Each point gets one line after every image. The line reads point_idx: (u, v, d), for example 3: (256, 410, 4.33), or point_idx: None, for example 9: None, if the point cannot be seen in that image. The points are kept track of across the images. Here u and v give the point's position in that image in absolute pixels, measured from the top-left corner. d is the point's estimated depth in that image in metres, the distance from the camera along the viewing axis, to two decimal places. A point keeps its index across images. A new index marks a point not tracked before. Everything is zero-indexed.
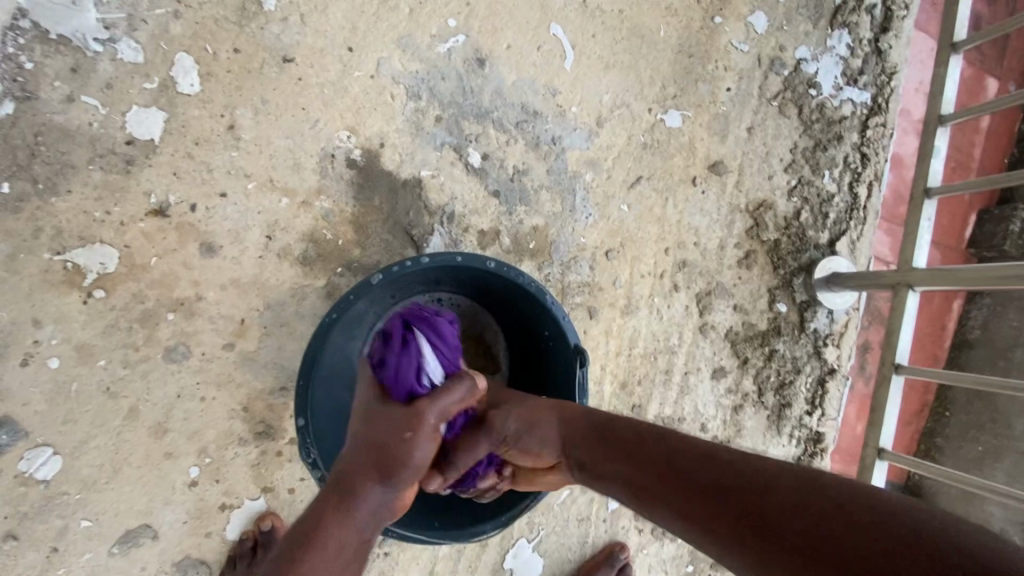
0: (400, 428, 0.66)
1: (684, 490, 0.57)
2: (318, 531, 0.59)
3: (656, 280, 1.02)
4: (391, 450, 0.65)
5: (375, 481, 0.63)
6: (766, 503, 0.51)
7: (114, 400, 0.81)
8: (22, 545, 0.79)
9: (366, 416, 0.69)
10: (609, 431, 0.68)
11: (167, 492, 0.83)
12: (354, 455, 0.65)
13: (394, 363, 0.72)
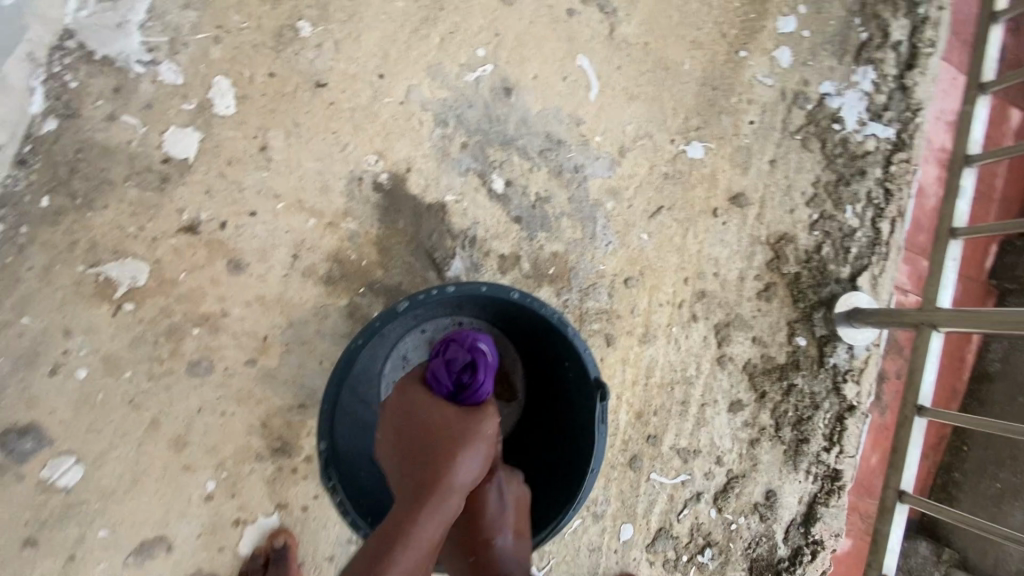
0: (472, 426, 0.69)
1: None
2: (408, 529, 0.58)
3: (674, 309, 1.02)
4: (464, 448, 0.67)
5: (454, 477, 0.64)
6: None
7: (137, 412, 0.82)
8: (40, 552, 0.80)
9: (431, 421, 0.70)
10: None
11: (182, 507, 0.84)
12: (425, 462, 0.66)
13: (476, 368, 0.74)
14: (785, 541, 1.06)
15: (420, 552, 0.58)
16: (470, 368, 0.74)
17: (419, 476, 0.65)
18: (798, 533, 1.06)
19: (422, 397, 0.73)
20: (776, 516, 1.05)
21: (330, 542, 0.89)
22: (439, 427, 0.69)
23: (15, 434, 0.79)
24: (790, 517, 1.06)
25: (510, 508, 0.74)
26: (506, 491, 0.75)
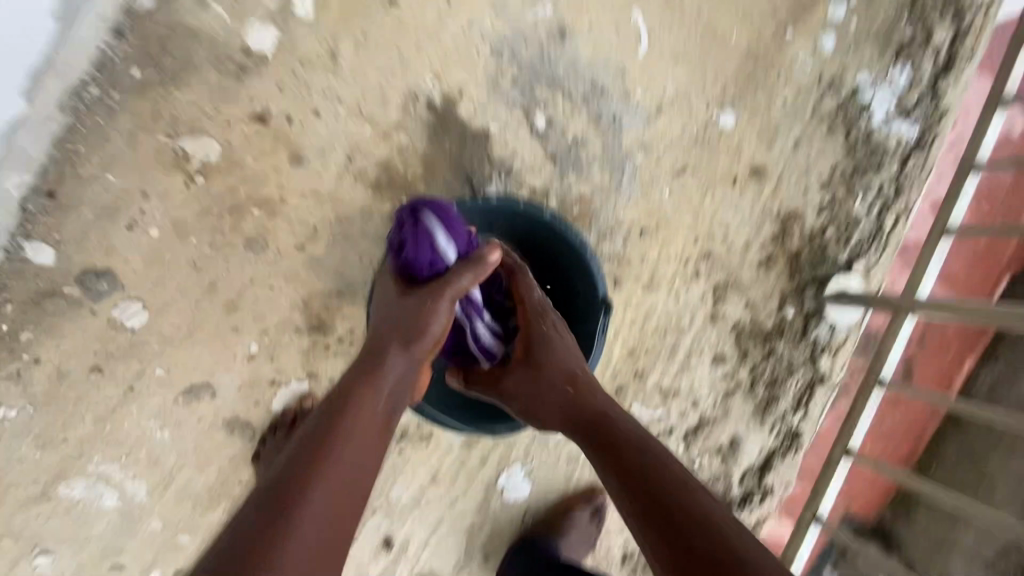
0: (420, 310, 0.71)
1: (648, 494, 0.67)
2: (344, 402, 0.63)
3: (680, 263, 1.11)
4: (399, 337, 0.70)
5: (397, 359, 0.69)
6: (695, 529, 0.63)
7: (198, 274, 0.94)
8: (105, 379, 0.93)
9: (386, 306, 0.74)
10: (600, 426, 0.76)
11: (227, 363, 0.96)
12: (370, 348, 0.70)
13: (413, 243, 0.73)
14: (740, 483, 1.19)
15: (358, 422, 0.62)
16: (411, 245, 0.73)
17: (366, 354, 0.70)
18: (753, 478, 1.19)
19: (388, 286, 0.77)
20: (736, 460, 1.18)
21: None
22: (391, 318, 0.72)
23: (93, 275, 0.91)
24: (748, 464, 1.18)
25: (557, 332, 0.84)
26: (556, 339, 0.84)
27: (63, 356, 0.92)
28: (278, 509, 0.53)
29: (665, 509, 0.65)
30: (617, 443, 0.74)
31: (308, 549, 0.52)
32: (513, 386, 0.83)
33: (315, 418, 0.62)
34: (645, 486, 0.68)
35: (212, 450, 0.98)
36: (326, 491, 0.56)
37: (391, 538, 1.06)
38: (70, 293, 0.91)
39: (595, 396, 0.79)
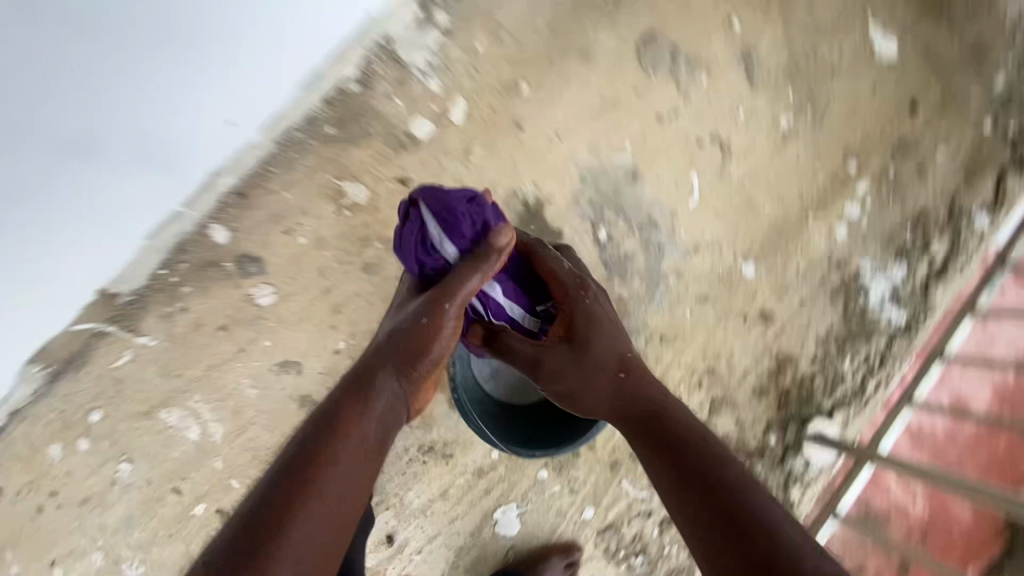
0: (422, 327, 0.82)
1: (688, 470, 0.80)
2: (340, 424, 0.76)
3: (688, 372, 1.34)
4: (398, 358, 0.82)
5: (390, 373, 0.82)
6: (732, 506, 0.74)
7: (321, 278, 1.23)
8: (225, 337, 1.19)
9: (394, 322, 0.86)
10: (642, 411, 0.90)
11: (317, 350, 1.23)
12: (372, 355, 0.83)
13: (406, 237, 0.83)
14: None
15: (350, 442, 0.75)
16: (410, 241, 0.82)
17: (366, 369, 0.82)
18: None
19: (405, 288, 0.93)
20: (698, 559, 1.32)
21: None
22: (392, 327, 0.85)
23: (245, 258, 1.19)
24: None
25: (600, 317, 0.93)
26: (596, 324, 0.93)
27: (202, 311, 1.18)
28: (288, 492, 0.68)
29: (701, 482, 0.78)
30: (674, 428, 0.87)
31: (314, 529, 0.67)
32: (562, 367, 0.92)
33: (321, 415, 0.78)
34: (688, 464, 0.81)
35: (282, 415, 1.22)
36: (328, 492, 0.70)
37: (392, 535, 1.23)
38: (224, 267, 1.18)
39: (645, 387, 0.92)
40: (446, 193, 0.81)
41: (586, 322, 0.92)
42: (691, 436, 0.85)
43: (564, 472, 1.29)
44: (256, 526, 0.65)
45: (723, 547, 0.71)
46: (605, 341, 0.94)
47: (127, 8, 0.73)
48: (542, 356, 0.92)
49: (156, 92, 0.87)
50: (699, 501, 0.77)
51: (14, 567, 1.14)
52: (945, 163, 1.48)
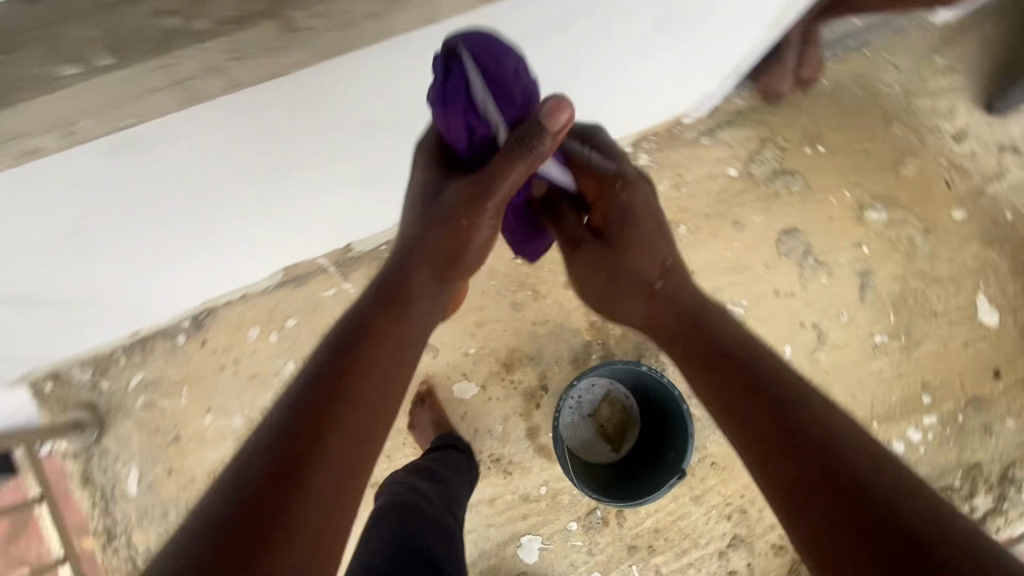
0: (460, 235, 0.89)
1: (734, 394, 0.79)
2: (370, 335, 0.78)
3: (724, 503, 1.54)
4: (428, 267, 0.89)
5: (428, 276, 0.89)
6: (785, 418, 0.72)
7: (480, 298, 1.57)
8: None
9: (419, 237, 0.89)
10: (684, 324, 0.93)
11: (453, 347, 1.57)
12: (400, 269, 0.88)
13: (447, 101, 0.75)
14: None
15: (384, 349, 0.78)
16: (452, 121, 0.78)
17: (390, 285, 0.86)
18: None
19: (419, 177, 0.90)
20: None
21: (482, 424, 1.55)
22: (422, 238, 0.89)
23: None
24: None
25: (634, 204, 0.97)
26: (633, 217, 0.97)
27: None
28: (337, 386, 0.70)
29: (754, 396, 0.77)
30: (711, 338, 0.88)
31: (371, 411, 0.71)
32: (603, 257, 0.98)
33: (347, 329, 0.79)
34: (735, 375, 0.81)
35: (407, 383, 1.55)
36: (373, 384, 0.73)
37: None
38: None
39: (680, 292, 0.97)
40: (487, 46, 0.72)
41: (623, 209, 0.97)
42: (727, 343, 0.86)
43: (590, 533, 1.53)
44: (311, 416, 0.66)
45: (782, 467, 0.68)
46: (642, 248, 0.97)
47: None
48: (588, 243, 0.99)
49: None
50: (731, 414, 0.78)
51: (183, 400, 1.50)
52: (1011, 432, 1.71)
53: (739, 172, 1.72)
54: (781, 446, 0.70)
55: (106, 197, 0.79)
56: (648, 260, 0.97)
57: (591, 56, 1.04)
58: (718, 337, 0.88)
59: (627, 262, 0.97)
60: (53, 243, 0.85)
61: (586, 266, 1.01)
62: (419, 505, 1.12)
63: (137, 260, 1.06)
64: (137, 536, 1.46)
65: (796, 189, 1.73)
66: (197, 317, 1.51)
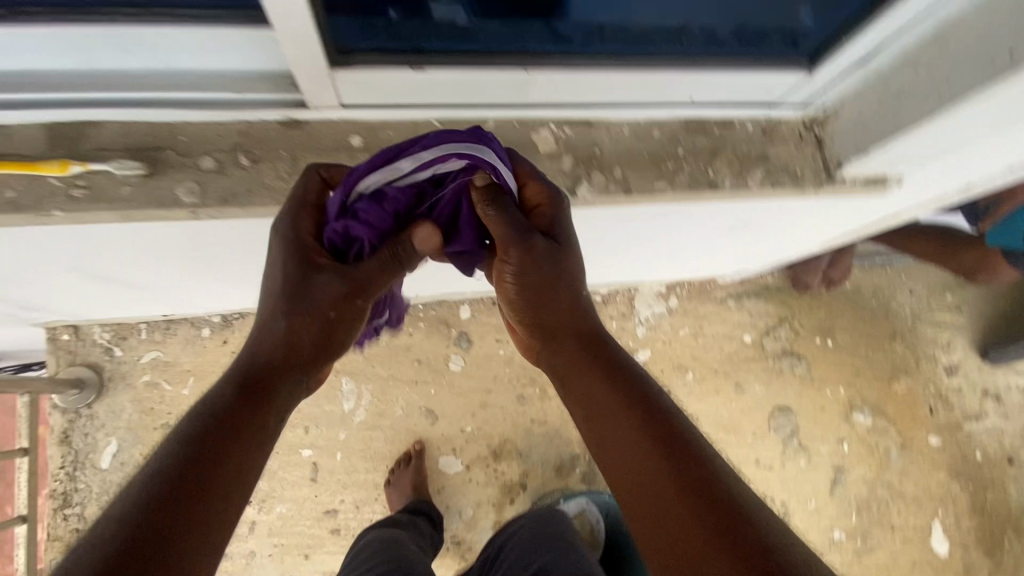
0: (347, 319, 0.74)
1: (649, 482, 0.63)
2: (223, 438, 0.65)
3: None
4: (308, 355, 0.74)
5: (303, 363, 0.74)
6: (710, 510, 0.59)
7: (491, 382, 1.64)
8: (413, 367, 1.61)
9: (294, 319, 0.72)
10: (599, 373, 0.72)
11: (451, 420, 1.62)
12: (251, 368, 0.72)
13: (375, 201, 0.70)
14: None
15: (240, 454, 0.65)
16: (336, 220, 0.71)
17: (256, 373, 0.71)
18: None
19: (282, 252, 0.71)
20: None
21: (454, 502, 1.60)
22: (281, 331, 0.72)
23: (463, 333, 1.64)
24: None
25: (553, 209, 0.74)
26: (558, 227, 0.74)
27: (415, 342, 1.61)
28: (166, 527, 0.57)
29: (677, 488, 0.61)
30: (626, 401, 0.69)
31: (224, 526, 0.61)
32: (535, 262, 0.73)
33: (185, 437, 0.64)
34: (657, 460, 0.64)
35: (398, 440, 1.59)
36: (220, 500, 0.61)
37: None
38: (451, 330, 1.63)
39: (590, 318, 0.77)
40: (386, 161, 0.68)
41: (546, 220, 0.74)
42: (641, 408, 0.68)
43: None
44: (136, 557, 0.54)
45: None
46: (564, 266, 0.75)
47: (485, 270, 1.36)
48: (511, 240, 0.72)
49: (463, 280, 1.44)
50: (637, 487, 0.64)
51: (185, 390, 1.52)
52: None
53: (753, 340, 1.85)
54: (696, 547, 0.58)
55: (178, 249, 0.87)
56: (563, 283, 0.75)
57: (666, 244, 1.20)
58: (633, 392, 0.70)
59: (544, 288, 0.74)
60: (144, 258, 0.90)
61: (506, 270, 0.74)
62: (395, 549, 1.23)
63: (194, 284, 1.18)
64: (92, 510, 1.45)
65: (798, 372, 1.86)
66: (228, 316, 1.56)
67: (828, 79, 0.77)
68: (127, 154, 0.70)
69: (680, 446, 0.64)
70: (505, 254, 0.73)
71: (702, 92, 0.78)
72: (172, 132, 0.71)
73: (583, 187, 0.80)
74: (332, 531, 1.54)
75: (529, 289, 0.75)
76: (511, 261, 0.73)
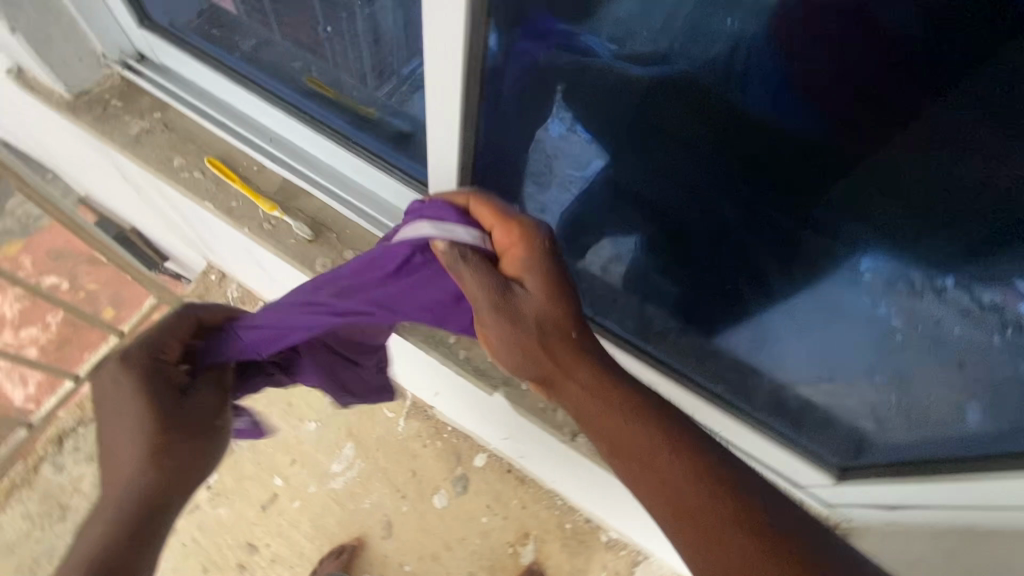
0: (211, 421, 0.76)
1: (698, 541, 0.58)
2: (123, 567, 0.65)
3: None
4: (183, 463, 0.73)
5: (185, 468, 0.73)
6: (772, 552, 0.55)
7: (454, 541, 1.59)
8: (404, 476, 1.64)
9: (152, 431, 0.70)
10: (603, 434, 0.64)
11: (399, 546, 1.59)
12: (135, 491, 0.69)
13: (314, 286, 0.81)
14: None
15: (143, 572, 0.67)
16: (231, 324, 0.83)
17: (125, 491, 0.69)
18: None
19: (130, 390, 0.71)
20: None
21: None
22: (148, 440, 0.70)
23: (464, 476, 1.64)
24: None
25: (523, 245, 0.68)
26: (533, 257, 0.68)
27: (422, 455, 1.66)
28: None
29: (728, 542, 0.57)
30: (644, 459, 0.61)
31: None
32: (507, 315, 0.66)
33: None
34: (698, 516, 0.58)
35: (346, 528, 1.59)
36: None
37: None
38: (456, 469, 1.65)
39: (589, 351, 0.67)
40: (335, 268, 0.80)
41: (520, 257, 0.68)
42: (661, 463, 0.60)
43: None
44: None
45: None
46: (540, 303, 0.66)
47: (499, 436, 1.46)
48: (485, 301, 0.67)
49: (483, 429, 1.50)
50: (687, 533, 0.58)
51: None
52: None
53: None
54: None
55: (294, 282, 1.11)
56: (545, 320, 0.66)
57: None
58: (645, 445, 0.61)
59: (517, 343, 0.67)
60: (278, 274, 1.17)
61: (488, 328, 0.69)
62: None
63: None
64: None
65: None
66: None
67: (852, 496, 0.93)
68: (309, 222, 0.98)
69: (699, 442, 0.62)
70: (483, 313, 0.68)
71: (733, 433, 1.02)
72: (347, 223, 0.99)
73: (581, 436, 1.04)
74: (238, 567, 1.54)
75: (508, 346, 0.68)
76: (490, 325, 0.68)
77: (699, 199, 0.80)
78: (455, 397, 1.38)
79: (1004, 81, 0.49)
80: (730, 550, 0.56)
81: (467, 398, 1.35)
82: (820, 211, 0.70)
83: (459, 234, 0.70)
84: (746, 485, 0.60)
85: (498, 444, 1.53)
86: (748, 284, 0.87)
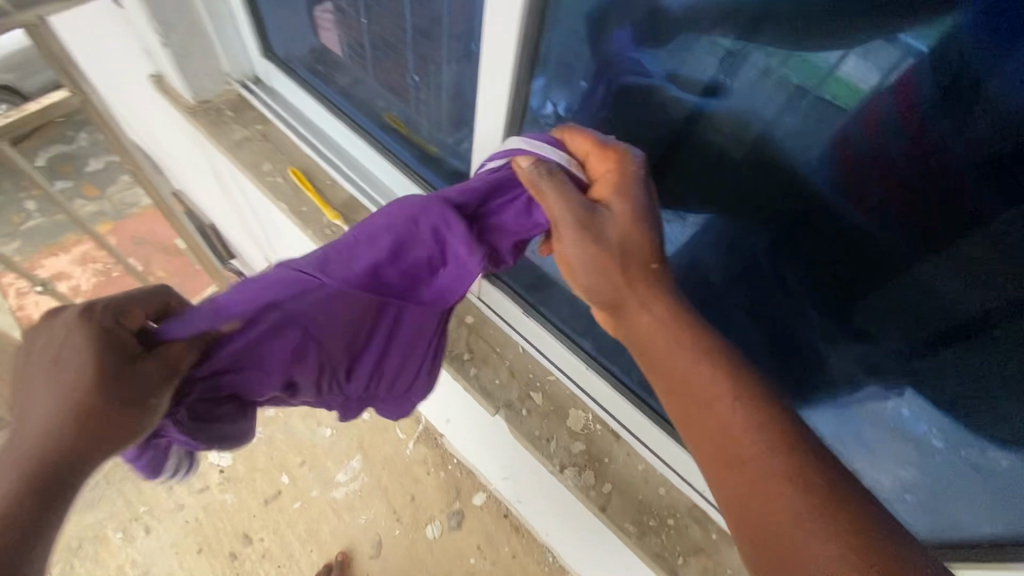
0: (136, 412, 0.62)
1: (742, 474, 0.54)
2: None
3: None
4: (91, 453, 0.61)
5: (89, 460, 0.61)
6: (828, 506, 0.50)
7: None
8: (402, 499, 1.66)
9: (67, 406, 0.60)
10: (676, 363, 0.60)
11: (383, 568, 1.59)
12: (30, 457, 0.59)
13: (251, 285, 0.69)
14: None
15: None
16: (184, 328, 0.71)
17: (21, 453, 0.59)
18: None
19: (76, 344, 0.61)
20: None
21: None
22: (66, 418, 0.60)
23: (460, 512, 1.65)
24: None
25: (617, 170, 0.63)
26: (624, 183, 0.62)
27: (424, 482, 1.68)
28: None
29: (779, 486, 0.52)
30: (708, 393, 0.58)
31: None
32: (588, 236, 0.61)
33: None
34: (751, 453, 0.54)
35: (337, 539, 1.62)
36: None
37: None
38: (454, 503, 1.66)
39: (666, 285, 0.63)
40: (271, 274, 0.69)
41: (608, 186, 0.63)
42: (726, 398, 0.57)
43: None
44: None
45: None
46: (625, 230, 0.62)
47: (499, 471, 1.47)
48: (567, 217, 0.62)
49: (484, 462, 1.51)
50: (731, 464, 0.55)
51: None
52: None
53: None
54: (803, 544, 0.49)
55: None
56: (623, 251, 0.62)
57: None
58: (715, 382, 0.57)
59: (592, 267, 0.63)
60: None
61: (561, 246, 0.64)
62: None
63: None
64: None
65: None
66: None
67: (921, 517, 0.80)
68: None
69: (762, 396, 0.56)
70: (560, 231, 0.63)
71: None
72: None
73: (569, 471, 1.03)
74: (230, 555, 1.59)
75: (580, 269, 0.64)
76: (566, 243, 0.63)
77: (754, 264, 0.74)
78: (463, 423, 1.43)
79: (997, 241, 0.50)
80: (776, 490, 0.51)
81: (475, 429, 1.39)
82: (851, 323, 0.68)
83: (547, 151, 0.65)
84: (813, 449, 0.53)
85: (498, 482, 1.53)
86: (802, 355, 0.78)
